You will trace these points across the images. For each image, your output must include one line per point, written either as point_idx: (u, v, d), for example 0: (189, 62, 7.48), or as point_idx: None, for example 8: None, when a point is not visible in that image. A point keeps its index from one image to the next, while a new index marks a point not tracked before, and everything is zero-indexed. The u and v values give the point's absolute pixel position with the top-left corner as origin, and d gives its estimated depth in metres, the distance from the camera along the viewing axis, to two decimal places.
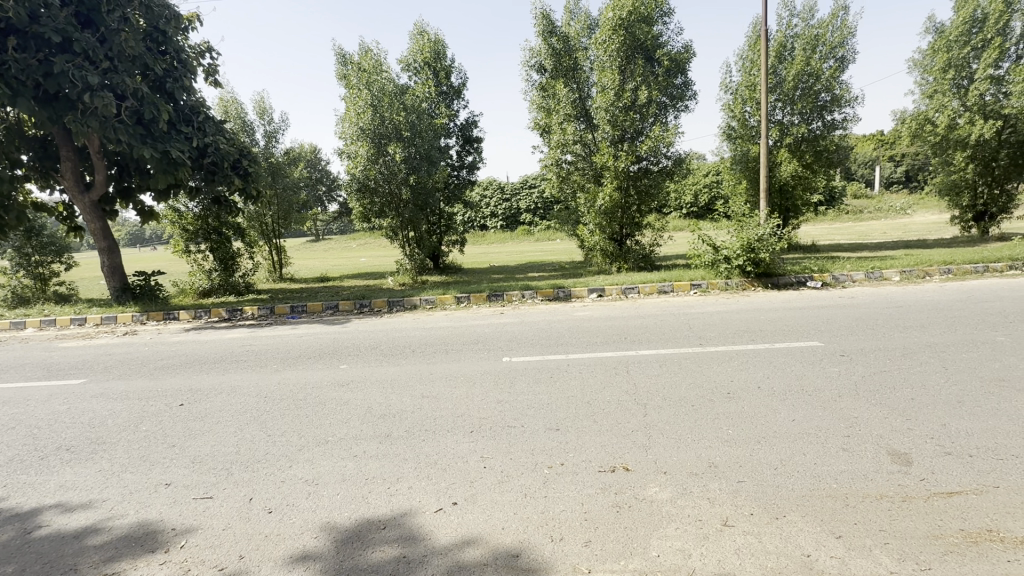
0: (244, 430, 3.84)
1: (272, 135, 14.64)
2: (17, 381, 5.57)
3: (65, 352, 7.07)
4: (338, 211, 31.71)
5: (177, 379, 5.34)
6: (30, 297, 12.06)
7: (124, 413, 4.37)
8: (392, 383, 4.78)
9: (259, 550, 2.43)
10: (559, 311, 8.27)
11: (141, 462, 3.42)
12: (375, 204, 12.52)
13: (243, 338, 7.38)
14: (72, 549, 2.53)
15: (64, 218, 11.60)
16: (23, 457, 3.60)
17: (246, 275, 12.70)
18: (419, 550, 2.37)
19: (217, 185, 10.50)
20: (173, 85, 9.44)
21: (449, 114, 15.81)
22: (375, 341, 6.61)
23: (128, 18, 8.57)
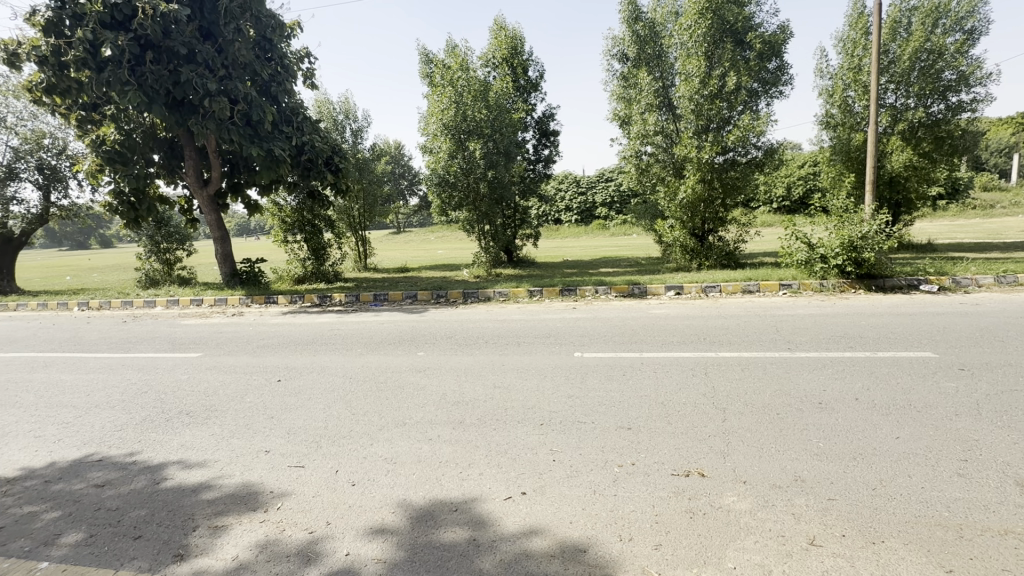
0: (332, 407, 4.16)
1: (358, 132, 15.56)
2: (148, 353, 6.43)
3: (186, 329, 8.04)
4: (419, 205, 33.09)
5: (276, 357, 5.89)
6: (159, 280, 13.82)
7: (233, 385, 4.90)
8: (466, 372, 4.93)
9: (343, 519, 2.63)
10: (634, 308, 8.05)
11: (245, 429, 3.82)
12: (453, 198, 12.91)
13: (332, 323, 7.96)
14: (189, 501, 2.89)
15: (185, 210, 13.10)
16: (152, 418, 4.16)
17: (336, 265, 13.63)
18: (487, 535, 2.44)
19: (313, 181, 11.40)
20: (277, 89, 10.30)
21: (526, 108, 15.91)
22: (450, 331, 6.84)
23: (242, 30, 9.46)
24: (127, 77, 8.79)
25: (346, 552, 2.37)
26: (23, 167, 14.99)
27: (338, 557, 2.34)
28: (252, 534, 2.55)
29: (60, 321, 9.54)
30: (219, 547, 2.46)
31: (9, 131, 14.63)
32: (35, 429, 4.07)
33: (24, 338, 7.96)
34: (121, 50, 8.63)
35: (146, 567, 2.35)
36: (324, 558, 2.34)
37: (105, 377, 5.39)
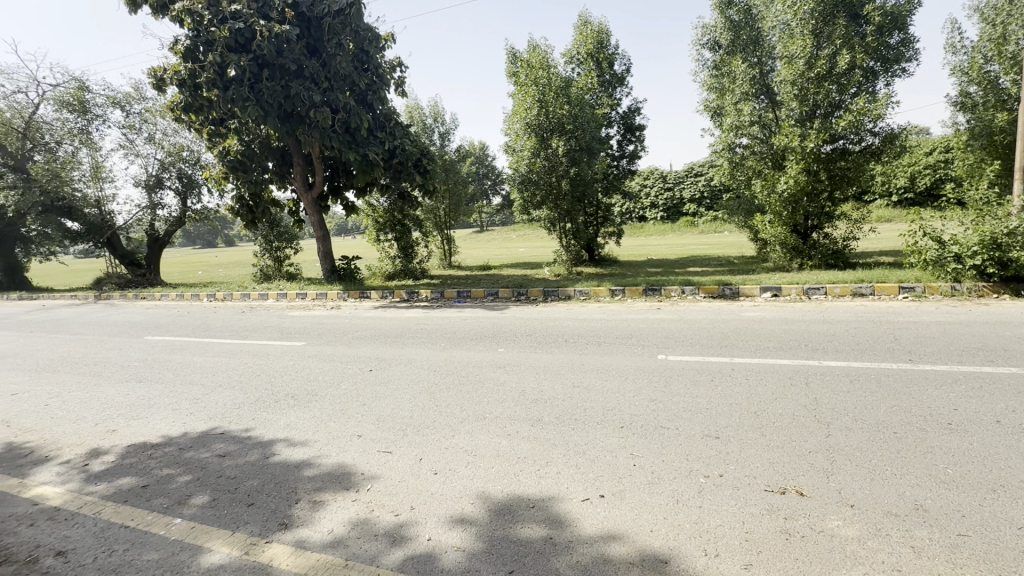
0: (417, 398, 4.37)
1: (445, 135, 16.16)
2: (262, 340, 7.18)
3: (293, 319, 8.87)
4: (501, 203, 33.68)
5: (369, 348, 6.30)
6: (271, 275, 15.40)
7: (331, 372, 5.33)
8: (546, 370, 4.94)
9: (426, 505, 2.75)
10: (724, 310, 7.56)
11: (341, 414, 4.13)
12: (535, 196, 12.97)
13: (418, 318, 8.35)
14: (293, 476, 3.18)
15: (293, 212, 14.41)
16: (264, 399, 4.64)
17: (423, 262, 14.28)
18: (564, 535, 2.42)
19: (403, 182, 12.09)
20: (372, 97, 11.10)
21: (611, 103, 15.58)
22: (530, 329, 6.88)
23: (342, 44, 10.24)
24: (248, 94, 9.83)
25: (428, 537, 2.48)
26: (167, 176, 17.41)
27: (421, 541, 2.45)
28: (346, 511, 2.75)
29: (194, 310, 10.97)
30: (317, 520, 2.68)
31: (156, 146, 17.06)
32: (173, 403, 4.71)
33: (166, 324, 9.26)
34: (243, 70, 9.67)
35: (257, 532, 2.62)
36: (408, 541, 2.46)
37: (227, 360, 6.11)
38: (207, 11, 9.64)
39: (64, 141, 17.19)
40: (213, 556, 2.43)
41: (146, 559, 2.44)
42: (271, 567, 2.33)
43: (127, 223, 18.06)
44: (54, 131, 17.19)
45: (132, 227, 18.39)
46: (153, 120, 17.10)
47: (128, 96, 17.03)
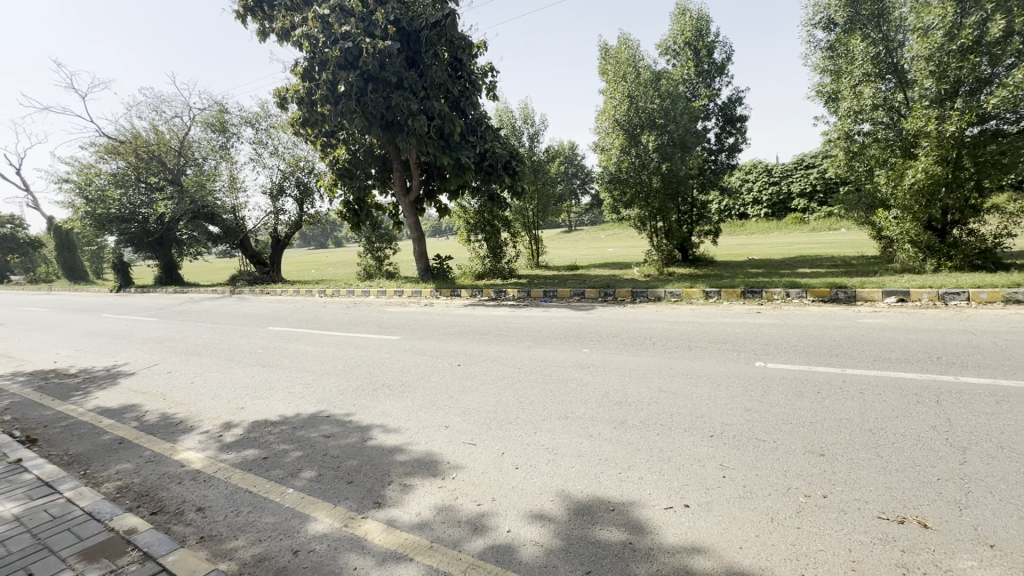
0: (502, 394, 4.50)
1: (534, 136, 16.33)
2: (363, 333, 7.79)
3: (390, 315, 9.52)
4: (590, 202, 33.26)
5: (458, 344, 6.57)
6: (373, 273, 16.63)
7: (423, 365, 5.65)
8: (631, 372, 4.81)
9: (507, 498, 2.83)
10: (836, 315, 6.82)
11: (431, 405, 4.37)
12: (625, 195, 12.63)
13: (505, 316, 8.53)
14: (387, 459, 3.43)
15: (393, 215, 15.45)
16: (364, 387, 5.04)
17: (510, 262, 14.56)
18: (645, 541, 2.36)
19: (493, 184, 12.47)
20: (466, 103, 11.58)
21: (709, 94, 14.71)
22: (616, 330, 6.73)
23: (438, 54, 10.79)
24: (355, 107, 10.69)
25: (508, 529, 2.55)
26: (287, 185, 19.52)
27: (501, 532, 2.53)
28: (432, 496, 2.92)
29: (307, 305, 12.19)
30: (407, 502, 2.87)
31: (279, 158, 19.19)
32: (289, 386, 5.29)
33: (285, 317, 10.40)
34: (352, 86, 10.52)
35: (355, 507, 2.87)
36: (489, 531, 2.55)
37: (333, 351, 6.72)
38: (322, 34, 10.47)
39: (209, 157, 19.97)
40: (318, 525, 2.71)
41: (265, 521, 2.79)
42: (366, 541, 2.53)
43: (256, 227, 20.53)
44: (201, 148, 20.03)
45: (259, 230, 20.88)
46: (277, 135, 19.25)
47: (258, 115, 19.33)
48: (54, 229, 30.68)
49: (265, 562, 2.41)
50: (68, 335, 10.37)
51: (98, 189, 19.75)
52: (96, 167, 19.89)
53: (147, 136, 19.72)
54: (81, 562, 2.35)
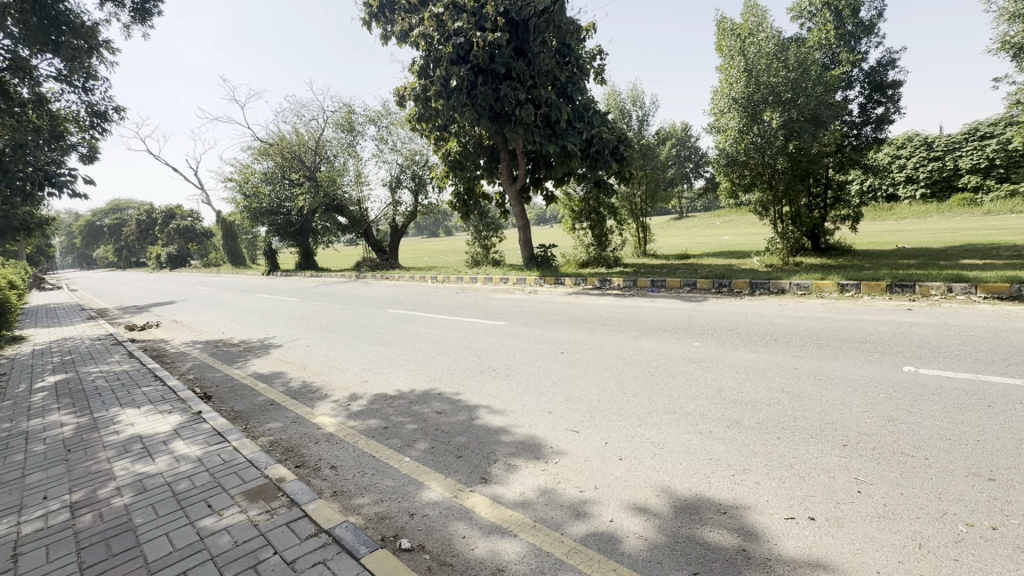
0: (606, 383, 4.45)
1: (644, 119, 15.66)
2: (472, 318, 8.16)
3: (496, 301, 9.84)
4: (704, 187, 31.09)
5: (562, 331, 6.60)
6: (480, 261, 17.31)
7: (527, 351, 5.78)
8: (749, 369, 4.47)
9: (609, 488, 2.80)
10: (1017, 316, 5.64)
11: (535, 390, 4.46)
12: (745, 177, 11.61)
13: (610, 305, 8.36)
14: (493, 438, 3.59)
15: (500, 204, 15.90)
16: (472, 368, 5.31)
17: (616, 251, 14.20)
18: (760, 549, 2.19)
19: (599, 171, 12.23)
20: (573, 89, 11.45)
21: (853, 60, 12.90)
22: (731, 323, 6.26)
23: (546, 41, 10.78)
24: (466, 99, 11.06)
25: (611, 518, 2.53)
26: (404, 177, 20.97)
27: (603, 520, 2.52)
28: (535, 477, 3.00)
29: (421, 290, 13.07)
30: (511, 481, 2.98)
31: (398, 153, 20.67)
32: (406, 363, 5.76)
33: (402, 300, 11.25)
34: (463, 80, 10.88)
35: (463, 480, 3.05)
36: (591, 518, 2.55)
37: (444, 333, 7.15)
38: (436, 33, 10.98)
39: (339, 154, 22.16)
40: (431, 493, 2.92)
41: (385, 484, 3.08)
42: (473, 513, 2.68)
43: (377, 217, 22.41)
44: (332, 147, 22.26)
45: (380, 220, 22.77)
46: (395, 131, 20.73)
47: (380, 113, 20.97)
48: (221, 221, 36.34)
49: (385, 519, 2.67)
50: (233, 310, 12.27)
51: (253, 186, 22.93)
52: (252, 167, 23.09)
53: (291, 138, 22.43)
54: (244, 500, 2.79)
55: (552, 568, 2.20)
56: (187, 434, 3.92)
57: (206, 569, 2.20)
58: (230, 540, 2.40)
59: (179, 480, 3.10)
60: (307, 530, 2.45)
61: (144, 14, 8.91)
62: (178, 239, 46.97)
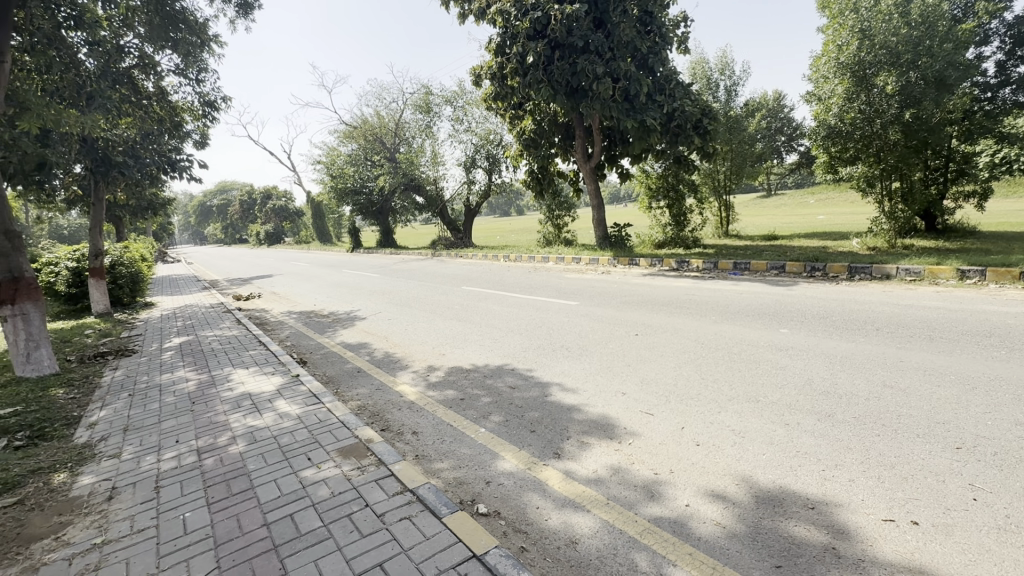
0: (682, 368, 4.32)
1: (732, 88, 14.59)
2: (544, 297, 8.20)
3: (568, 281, 9.81)
4: (797, 161, 28.55)
5: (637, 313, 6.44)
6: (552, 240, 17.25)
7: (600, 331, 5.73)
8: (844, 360, 4.13)
9: (684, 473, 2.75)
10: None
11: (608, 371, 4.44)
12: (847, 150, 10.48)
13: (688, 287, 8.03)
14: (566, 416, 3.63)
15: (574, 182, 15.67)
16: (544, 346, 5.36)
17: (695, 231, 13.51)
18: (852, 550, 2.07)
19: (680, 146, 11.63)
20: (654, 60, 10.89)
21: (993, 10, 11.11)
22: (825, 310, 5.79)
23: (627, 10, 10.34)
24: (542, 76, 10.91)
25: (687, 503, 2.49)
26: (479, 157, 21.24)
27: (679, 504, 2.48)
28: (608, 456, 3.01)
29: (494, 268, 13.31)
30: (584, 458, 3.01)
31: (473, 133, 20.92)
32: (480, 339, 5.93)
33: (475, 278, 11.55)
34: (540, 55, 10.70)
35: (536, 453, 3.14)
36: (665, 500, 2.53)
37: (516, 311, 7.27)
38: (514, 9, 10.90)
39: (416, 135, 22.85)
40: (506, 463, 3.04)
41: (462, 452, 3.24)
42: (547, 486, 2.75)
43: (452, 196, 22.96)
44: (411, 128, 22.96)
45: (455, 199, 23.29)
46: (471, 111, 20.94)
47: (456, 93, 21.25)
48: (310, 201, 39.02)
49: (464, 484, 2.81)
50: (322, 284, 13.25)
51: (339, 168, 24.33)
52: (338, 149, 24.48)
53: (373, 121, 23.44)
54: (338, 456, 3.06)
55: (625, 545, 2.22)
56: (288, 394, 4.34)
57: (309, 514, 2.46)
58: (328, 492, 2.66)
59: (283, 434, 3.46)
60: (394, 488, 2.65)
61: (246, 8, 9.59)
62: (275, 218, 51.26)
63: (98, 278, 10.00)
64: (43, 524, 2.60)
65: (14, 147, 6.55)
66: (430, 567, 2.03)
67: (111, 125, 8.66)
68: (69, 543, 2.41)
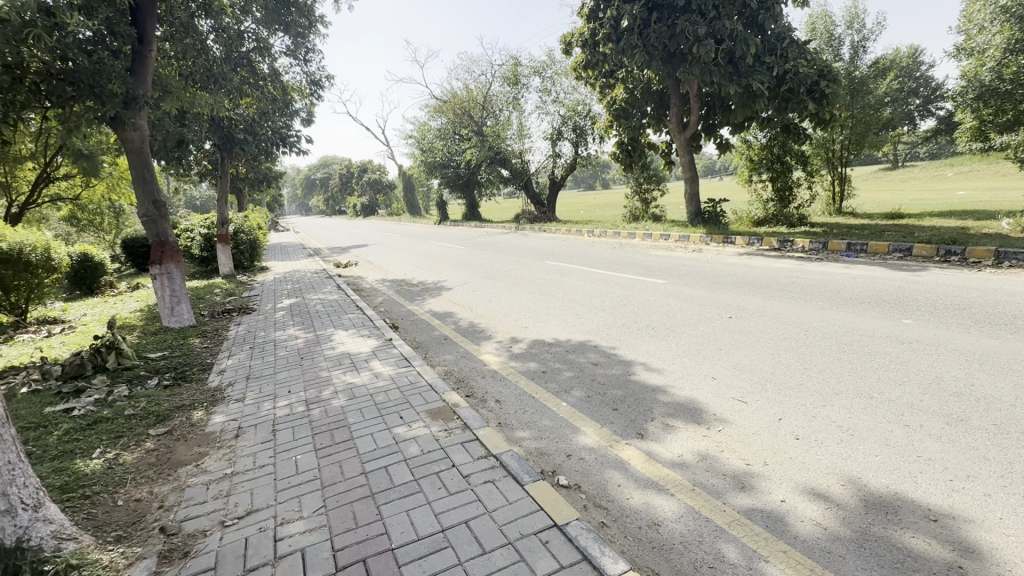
0: (782, 355, 4.01)
1: (859, 45, 12.84)
2: (630, 274, 7.95)
3: (655, 258, 9.42)
4: (935, 128, 24.68)
5: (731, 295, 6.04)
6: (639, 216, 16.59)
7: (690, 312, 5.46)
8: (982, 359, 3.59)
9: (781, 466, 2.57)
10: None
11: (697, 353, 4.24)
12: (1003, 113, 8.78)
13: (791, 269, 7.36)
14: (650, 396, 3.53)
15: (666, 154, 14.86)
16: (628, 325, 5.23)
17: (801, 208, 12.27)
18: (983, 571, 1.82)
19: (790, 112, 10.55)
20: (765, 16, 9.88)
21: None
22: (961, 301, 5.03)
23: None
24: (636, 41, 10.35)
25: (783, 498, 2.33)
26: (565, 129, 20.79)
27: (773, 499, 2.33)
28: (695, 442, 2.89)
29: (578, 243, 13.13)
30: (668, 441, 2.93)
31: (560, 104, 20.47)
32: (563, 314, 5.92)
33: (559, 253, 11.48)
34: (635, 18, 10.19)
35: (618, 431, 3.10)
36: (758, 493, 2.39)
37: (600, 287, 7.14)
38: None
39: (504, 108, 22.85)
40: (587, 439, 3.04)
41: (543, 423, 3.28)
42: (629, 465, 2.72)
43: (538, 170, 22.83)
44: (499, 101, 22.98)
45: (540, 172, 23.13)
46: (560, 81, 20.47)
47: (545, 63, 20.83)
48: (402, 174, 40.73)
49: (545, 455, 2.86)
50: (412, 254, 13.92)
51: (429, 142, 25.07)
52: (429, 124, 25.17)
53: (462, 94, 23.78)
54: (427, 417, 3.25)
55: (711, 534, 2.14)
56: (382, 356, 4.66)
57: (401, 468, 2.65)
58: (418, 450, 2.83)
59: (378, 393, 3.73)
60: (479, 452, 2.76)
61: None
62: (370, 190, 54.46)
63: (224, 243, 11.29)
64: (187, 453, 3.04)
65: (158, 127, 7.49)
66: (513, 530, 2.10)
67: (234, 105, 9.59)
68: (207, 471, 2.80)
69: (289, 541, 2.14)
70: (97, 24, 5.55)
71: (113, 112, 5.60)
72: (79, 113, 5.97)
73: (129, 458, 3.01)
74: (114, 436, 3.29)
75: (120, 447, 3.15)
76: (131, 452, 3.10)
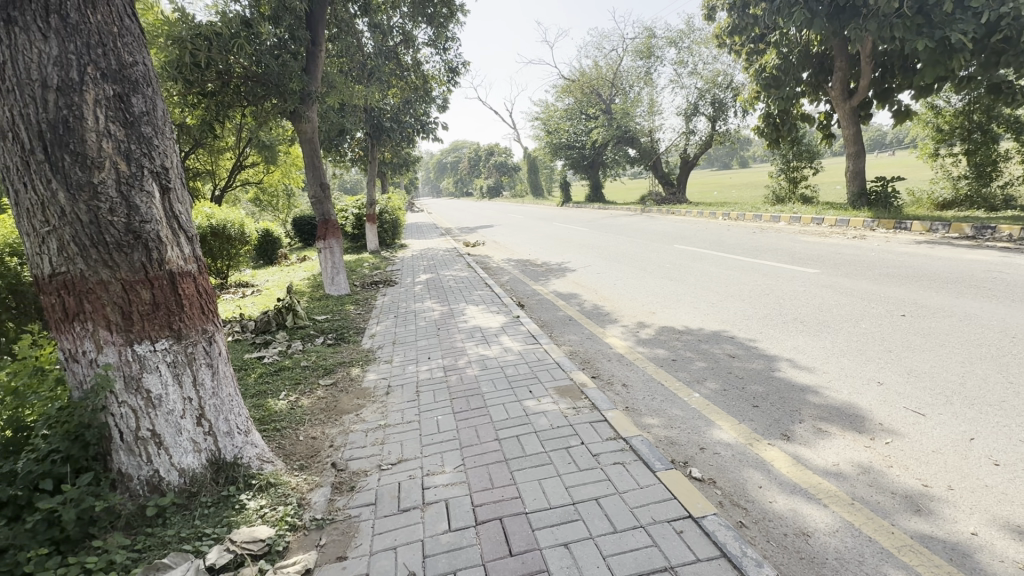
0: (974, 364, 3.35)
1: None
2: (774, 262, 7.20)
3: (805, 244, 8.40)
4: None
5: (905, 290, 5.16)
6: (784, 197, 14.87)
7: (849, 307, 4.80)
8: None
9: (972, 495, 2.17)
10: None
11: (858, 353, 3.73)
12: None
13: (990, 262, 6.04)
14: (798, 397, 3.20)
15: (824, 126, 13.05)
16: (772, 317, 4.76)
17: (1010, 186, 9.96)
18: None
19: (1001, 68, 8.55)
20: None
21: None
22: None
23: None
24: None
25: (973, 531, 1.97)
26: (702, 103, 19.27)
27: (960, 529, 1.99)
28: (855, 452, 2.56)
29: (712, 227, 12.21)
30: (821, 448, 2.63)
31: (698, 76, 19.00)
32: (695, 301, 5.59)
33: (690, 236, 10.79)
34: None
35: (759, 430, 2.87)
36: (939, 520, 2.05)
37: (737, 275, 6.58)
38: None
39: (635, 84, 21.83)
40: (723, 434, 2.86)
41: (674, 412, 3.17)
42: (772, 467, 2.51)
43: (668, 148, 21.54)
44: (629, 77, 21.99)
45: (671, 151, 21.82)
46: (698, 51, 18.96)
47: (683, 33, 19.42)
48: (527, 156, 41.21)
49: (676, 445, 2.76)
50: (536, 236, 14.16)
51: (555, 123, 25.06)
52: (555, 105, 25.09)
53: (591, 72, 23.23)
54: (556, 394, 3.33)
55: (876, 556, 1.90)
56: (510, 332, 4.87)
57: (532, 439, 2.76)
58: (548, 424, 2.92)
59: (509, 366, 3.92)
60: (608, 433, 2.76)
61: None
62: (495, 173, 56.23)
63: (372, 223, 12.59)
64: (349, 403, 3.51)
65: (324, 119, 8.53)
66: (645, 514, 2.08)
67: (383, 96, 10.53)
68: (365, 420, 3.21)
69: (435, 490, 2.38)
70: (283, 31, 6.49)
71: (292, 106, 6.53)
72: (269, 109, 6.97)
73: (306, 402, 3.57)
74: (295, 382, 3.93)
75: (299, 392, 3.76)
76: (307, 397, 3.67)
